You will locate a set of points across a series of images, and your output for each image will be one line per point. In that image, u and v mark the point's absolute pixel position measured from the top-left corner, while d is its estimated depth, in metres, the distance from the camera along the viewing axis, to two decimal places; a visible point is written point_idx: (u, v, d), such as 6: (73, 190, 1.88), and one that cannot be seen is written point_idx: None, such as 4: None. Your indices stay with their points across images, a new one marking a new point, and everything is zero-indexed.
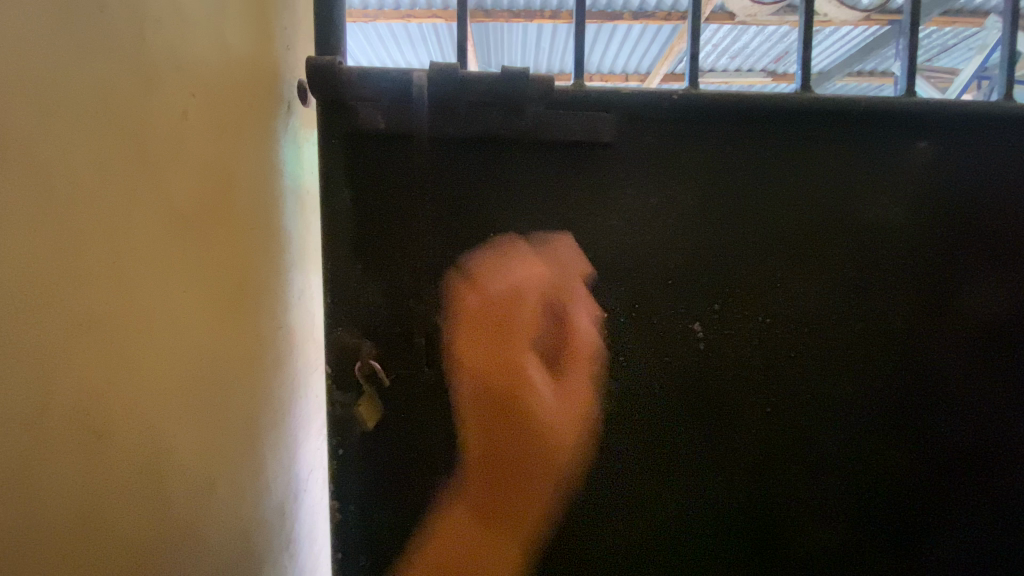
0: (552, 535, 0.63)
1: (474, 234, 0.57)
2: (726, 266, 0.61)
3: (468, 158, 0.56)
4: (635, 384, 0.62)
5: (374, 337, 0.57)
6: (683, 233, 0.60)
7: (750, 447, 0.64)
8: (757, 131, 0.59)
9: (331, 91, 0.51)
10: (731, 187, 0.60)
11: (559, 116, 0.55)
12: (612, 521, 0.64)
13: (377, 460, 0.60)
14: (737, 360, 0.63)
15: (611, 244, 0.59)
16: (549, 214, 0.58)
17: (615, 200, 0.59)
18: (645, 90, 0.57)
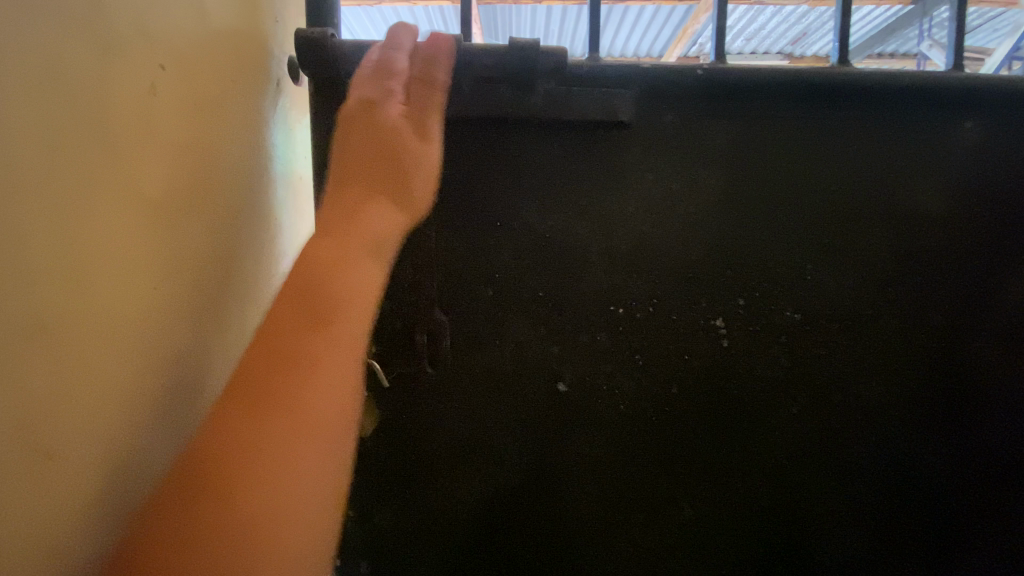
0: (561, 541, 0.60)
1: (480, 222, 0.53)
2: (753, 257, 0.57)
3: (473, 141, 0.51)
4: (652, 384, 0.58)
5: (374, 335, 0.53)
6: (706, 222, 0.56)
7: (775, 450, 0.60)
8: (787, 110, 0.54)
9: (322, 66, 0.46)
10: (759, 171, 0.55)
11: (573, 93, 0.51)
12: (625, 529, 0.60)
13: (379, 464, 0.56)
14: (762, 358, 0.59)
15: (628, 233, 0.55)
16: (562, 201, 0.54)
17: (634, 186, 0.54)
18: (668, 65, 0.52)
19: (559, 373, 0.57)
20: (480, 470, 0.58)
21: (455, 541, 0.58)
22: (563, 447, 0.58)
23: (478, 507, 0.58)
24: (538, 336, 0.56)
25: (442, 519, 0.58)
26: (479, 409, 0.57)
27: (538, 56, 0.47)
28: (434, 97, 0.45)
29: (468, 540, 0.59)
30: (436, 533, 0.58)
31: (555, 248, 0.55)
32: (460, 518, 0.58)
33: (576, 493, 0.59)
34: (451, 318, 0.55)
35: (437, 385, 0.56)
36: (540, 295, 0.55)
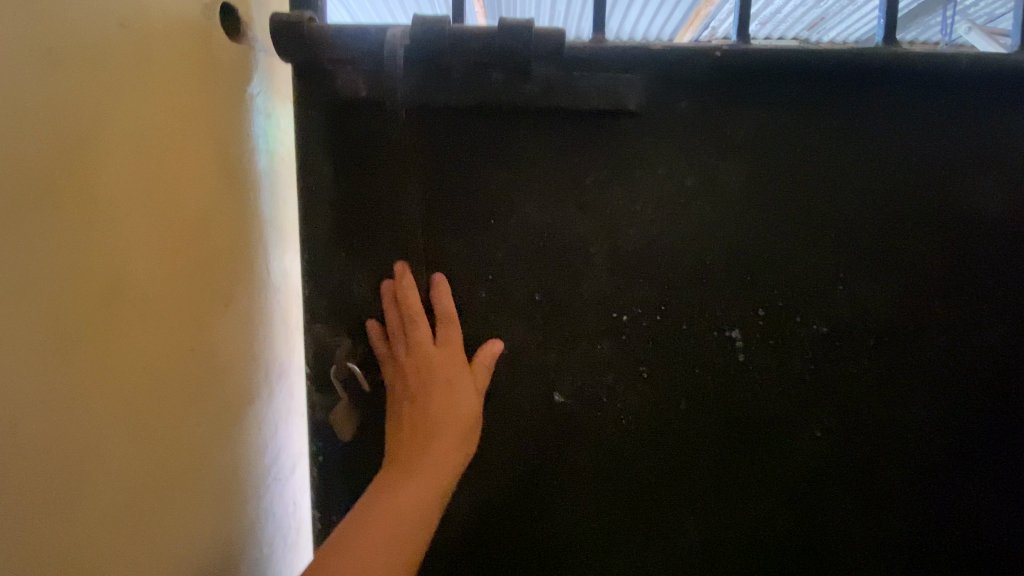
0: (557, 557, 0.56)
1: (473, 219, 0.49)
2: (775, 261, 0.51)
3: (463, 131, 0.48)
4: (660, 397, 0.54)
5: (359, 334, 0.51)
6: (724, 221, 0.50)
7: (796, 476, 0.54)
8: (822, 96, 0.48)
9: (303, 53, 0.44)
10: (784, 166, 0.49)
11: (574, 78, 0.46)
12: (626, 550, 0.56)
13: (361, 475, 0.53)
14: (784, 374, 0.53)
15: (635, 233, 0.50)
16: (562, 197, 0.49)
17: (643, 180, 0.49)
18: (681, 46, 0.46)
19: (556, 382, 0.53)
20: (473, 481, 0.55)
21: (444, 551, 0.55)
22: (560, 460, 0.55)
23: (470, 517, 0.55)
24: (533, 342, 0.52)
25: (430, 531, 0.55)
26: None
27: (536, 35, 0.43)
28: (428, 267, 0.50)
29: (458, 550, 0.56)
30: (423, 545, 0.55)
31: (554, 248, 0.50)
32: (451, 527, 0.55)
33: (572, 509, 0.55)
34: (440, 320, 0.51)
35: None
36: (537, 298, 0.51)
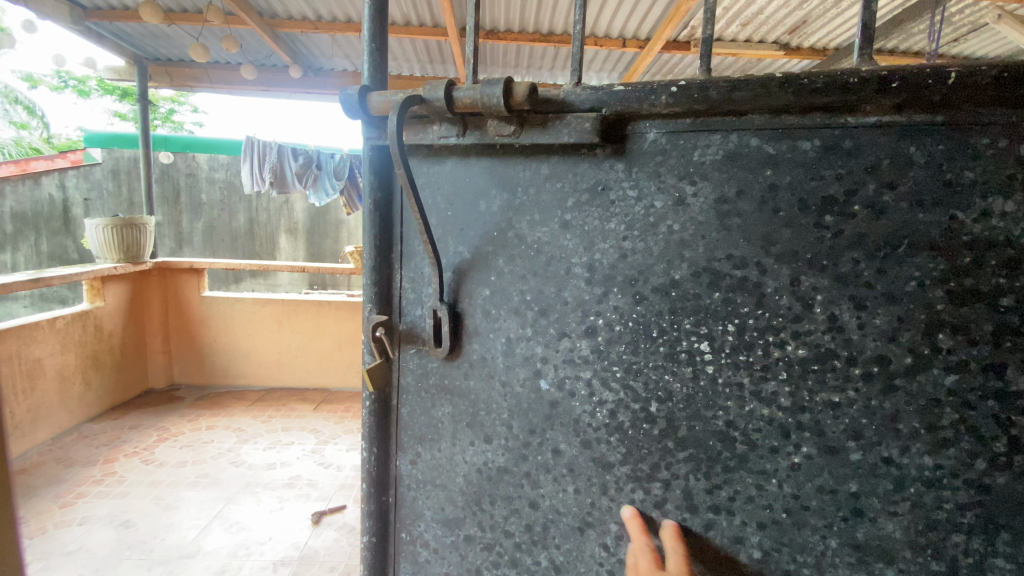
0: (540, 528, 0.65)
1: (481, 230, 0.62)
2: (744, 279, 0.54)
3: (477, 161, 0.62)
4: (631, 398, 0.60)
5: (397, 318, 0.67)
6: (693, 242, 0.56)
7: (770, 500, 0.56)
8: (791, 121, 0.52)
9: (363, 114, 0.62)
10: (753, 186, 0.54)
11: (555, 118, 0.58)
12: (600, 536, 0.63)
13: (394, 419, 0.69)
14: (756, 394, 0.55)
15: (610, 249, 0.59)
16: (550, 215, 0.60)
17: (617, 203, 0.58)
18: (642, 85, 0.55)
19: (542, 371, 0.63)
20: (474, 444, 0.66)
21: (452, 496, 0.67)
22: (544, 443, 0.63)
23: (474, 472, 0.66)
24: (524, 334, 0.63)
25: (441, 480, 0.68)
26: (474, 392, 0.65)
27: (513, 89, 0.56)
28: (454, 267, 0.64)
29: (464, 499, 0.67)
30: (435, 489, 0.68)
31: (541, 257, 0.61)
32: (460, 480, 0.67)
33: (553, 488, 0.64)
34: (455, 311, 0.64)
35: (447, 364, 0.66)
36: (527, 298, 0.62)
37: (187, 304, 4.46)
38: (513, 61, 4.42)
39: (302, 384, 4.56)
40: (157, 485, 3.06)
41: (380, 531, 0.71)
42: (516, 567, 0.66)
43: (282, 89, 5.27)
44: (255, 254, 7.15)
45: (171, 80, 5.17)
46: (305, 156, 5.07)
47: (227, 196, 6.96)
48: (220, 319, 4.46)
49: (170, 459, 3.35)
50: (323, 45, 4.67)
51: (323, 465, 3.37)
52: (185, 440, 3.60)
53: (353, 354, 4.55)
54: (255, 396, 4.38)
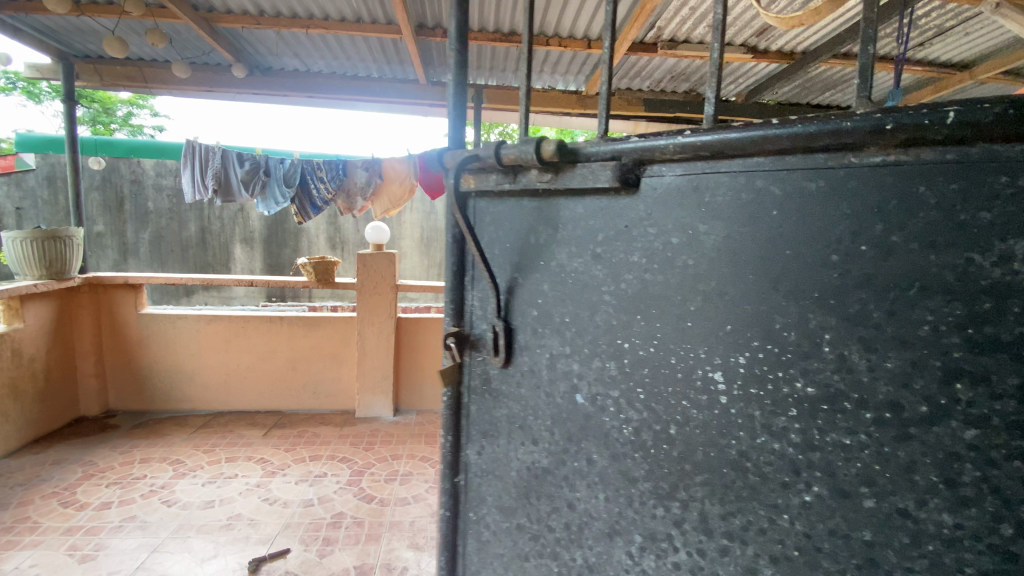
0: (575, 529, 0.82)
1: (540, 257, 0.81)
2: (752, 319, 0.67)
3: (533, 200, 0.81)
4: (653, 419, 0.74)
5: (472, 327, 0.93)
6: (707, 275, 0.69)
7: (782, 535, 0.66)
8: (789, 166, 0.64)
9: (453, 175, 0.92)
10: (757, 236, 0.66)
11: (596, 167, 0.74)
12: (626, 545, 0.77)
13: (464, 415, 0.94)
14: (768, 428, 0.67)
15: (634, 279, 0.73)
16: (585, 252, 0.77)
17: (640, 242, 0.71)
18: (663, 137, 0.70)
19: (577, 388, 0.79)
20: (527, 440, 0.87)
21: (507, 485, 0.90)
22: (579, 451, 0.80)
23: (528, 464, 0.87)
24: (564, 350, 0.80)
25: (497, 471, 0.91)
26: (526, 396, 0.86)
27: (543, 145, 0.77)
28: (511, 291, 0.86)
29: (516, 491, 0.88)
30: (496, 478, 0.91)
31: (575, 283, 0.78)
32: (516, 469, 0.88)
33: (587, 492, 0.80)
34: (509, 322, 0.86)
35: (508, 362, 0.87)
36: (567, 320, 0.79)
37: (121, 323, 4.46)
38: (476, 63, 4.74)
39: (253, 405, 4.66)
40: (73, 532, 2.93)
41: (454, 505, 0.97)
42: (557, 559, 0.85)
43: (226, 89, 5.03)
44: (209, 265, 7.31)
45: (100, 79, 4.85)
46: (252, 162, 5.00)
47: (177, 205, 7.19)
48: (161, 336, 4.49)
49: (94, 501, 3.23)
50: (268, 42, 4.51)
51: (267, 500, 3.32)
52: (112, 476, 3.49)
53: (308, 374, 4.69)
54: (199, 420, 4.44)
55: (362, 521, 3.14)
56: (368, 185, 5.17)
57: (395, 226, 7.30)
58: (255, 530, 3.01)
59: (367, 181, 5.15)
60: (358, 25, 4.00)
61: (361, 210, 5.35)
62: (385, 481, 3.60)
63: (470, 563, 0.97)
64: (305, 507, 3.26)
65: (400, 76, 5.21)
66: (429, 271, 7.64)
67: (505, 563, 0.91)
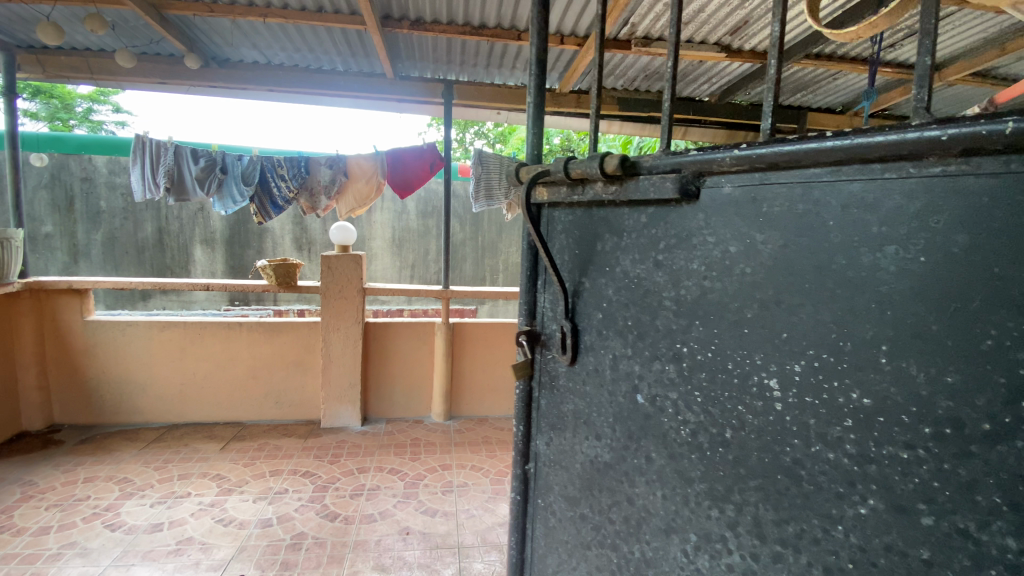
0: (634, 521, 0.92)
1: (601, 266, 0.96)
2: (808, 330, 0.69)
3: (595, 223, 0.98)
4: (708, 422, 0.79)
5: (542, 329, 1.14)
6: (764, 284, 0.72)
7: (836, 547, 0.68)
8: (843, 176, 0.65)
9: (526, 196, 1.11)
10: (812, 250, 0.68)
11: (659, 176, 0.84)
12: (682, 542, 0.84)
13: (535, 407, 1.17)
14: (822, 438, 0.68)
15: (693, 285, 0.80)
16: (645, 257, 0.87)
17: (699, 249, 0.79)
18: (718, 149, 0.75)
19: (638, 389, 0.89)
20: (587, 437, 1.02)
21: (571, 476, 1.07)
22: (639, 449, 0.90)
23: (590, 459, 1.01)
24: (625, 352, 0.92)
25: (561, 463, 1.10)
26: (590, 395, 1.01)
27: (606, 160, 0.89)
28: (572, 303, 1.03)
29: (580, 483, 1.04)
30: (562, 469, 1.09)
31: (640, 290, 0.88)
32: (581, 463, 1.04)
33: (645, 488, 0.90)
34: (573, 326, 1.02)
35: (571, 365, 1.05)
36: (632, 325, 0.90)
37: (67, 331, 4.17)
38: (446, 57, 4.66)
39: (210, 417, 4.40)
40: (9, 561, 2.69)
41: (524, 486, 1.22)
42: (616, 550, 0.96)
43: (180, 82, 4.75)
44: (168, 269, 6.85)
45: (44, 70, 4.54)
46: (207, 159, 4.72)
47: (132, 204, 6.73)
48: (109, 346, 4.20)
49: (32, 525, 2.97)
50: (224, 32, 4.27)
51: (221, 521, 3.10)
52: (52, 499, 3.22)
53: (268, 384, 4.46)
54: (152, 433, 4.18)
55: (325, 541, 2.99)
56: (332, 183, 4.98)
57: (365, 226, 7.10)
58: (207, 555, 2.81)
59: (332, 179, 4.96)
60: (319, 15, 3.80)
61: (325, 209, 5.14)
62: (350, 496, 3.45)
63: (539, 541, 1.18)
64: (261, 528, 3.07)
65: (367, 70, 5.01)
66: (401, 272, 7.48)
67: (568, 549, 1.09)
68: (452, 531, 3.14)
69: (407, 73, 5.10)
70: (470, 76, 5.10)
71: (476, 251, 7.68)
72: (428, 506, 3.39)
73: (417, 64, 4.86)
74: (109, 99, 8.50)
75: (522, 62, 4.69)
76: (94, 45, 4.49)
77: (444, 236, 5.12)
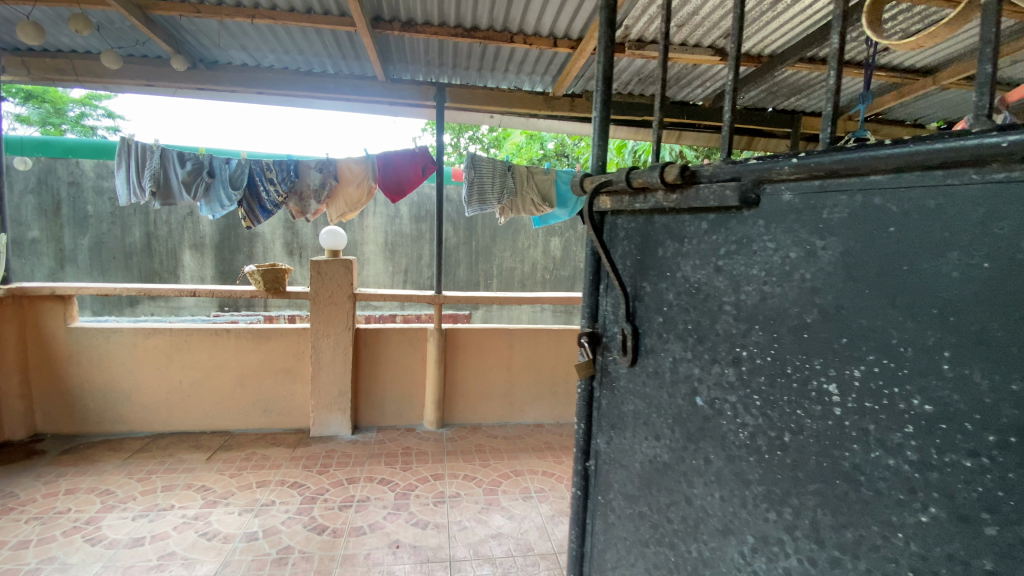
0: (692, 521, 0.93)
1: (660, 271, 0.98)
2: (869, 334, 0.67)
3: (655, 228, 1.01)
4: (767, 425, 0.79)
5: (603, 330, 1.17)
6: (824, 290, 0.72)
7: (896, 554, 0.66)
8: (901, 184, 0.64)
9: (590, 203, 1.16)
10: (870, 255, 0.67)
11: (718, 184, 0.85)
12: (738, 545, 0.84)
13: (596, 406, 1.20)
14: (882, 443, 0.67)
15: (753, 291, 0.80)
16: (705, 262, 0.88)
17: (760, 256, 0.79)
18: (774, 160, 0.76)
19: (697, 391, 0.91)
20: (646, 437, 1.03)
21: (630, 475, 1.08)
22: (698, 450, 0.91)
23: (648, 459, 1.03)
24: (685, 355, 0.93)
25: (620, 461, 1.12)
26: (649, 396, 1.03)
27: (667, 169, 0.92)
28: (632, 305, 1.05)
29: (639, 482, 1.06)
30: (621, 468, 1.11)
31: (700, 294, 0.90)
32: (639, 462, 1.05)
33: (703, 490, 0.90)
34: (633, 329, 1.05)
35: (631, 367, 1.07)
36: (692, 329, 0.91)
37: (51, 339, 4.02)
38: (438, 58, 4.59)
39: (198, 426, 4.26)
40: None
41: (584, 483, 1.25)
42: (673, 549, 0.97)
43: (167, 85, 4.65)
44: (155, 275, 6.66)
45: (28, 72, 4.43)
46: (195, 162, 4.61)
47: (120, 209, 6.53)
48: (92, 353, 4.05)
49: (10, 539, 2.83)
50: (211, 33, 4.18)
51: (205, 535, 2.97)
52: (33, 511, 3.08)
53: (257, 392, 4.34)
54: (136, 444, 4.00)
55: (312, 555, 2.89)
56: (322, 186, 4.86)
57: (356, 230, 7.02)
58: (188, 571, 2.69)
59: (322, 183, 4.85)
60: (309, 16, 3.75)
61: (315, 213, 5.04)
62: (339, 508, 3.35)
63: (598, 538, 1.21)
64: (247, 541, 2.95)
65: (358, 73, 4.95)
66: (394, 278, 7.39)
67: (626, 547, 1.10)
68: (444, 544, 3.06)
69: (399, 76, 5.05)
70: (463, 79, 5.06)
71: (469, 256, 7.65)
72: (419, 518, 3.31)
73: (409, 67, 4.82)
74: (99, 103, 8.35)
75: (516, 65, 4.68)
76: (80, 46, 4.38)
77: (437, 240, 5.05)
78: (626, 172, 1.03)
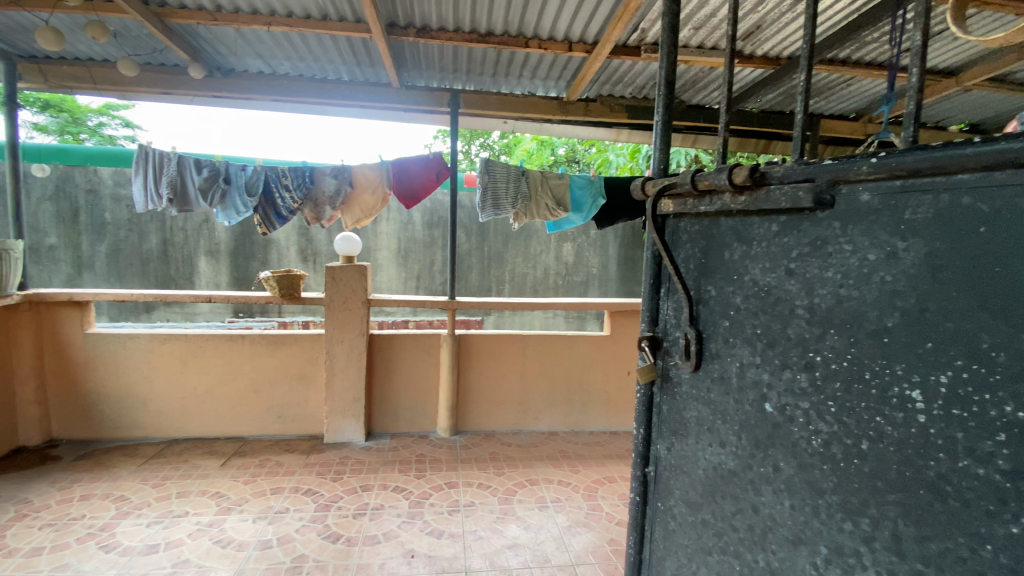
0: (760, 529, 0.89)
1: (727, 273, 0.95)
2: (955, 335, 0.63)
3: (720, 231, 0.97)
4: (842, 433, 0.75)
5: (664, 334, 1.14)
6: (905, 292, 0.67)
7: (985, 568, 0.61)
8: (992, 181, 0.59)
9: (652, 206, 1.13)
10: (956, 252, 0.62)
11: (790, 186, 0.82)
12: (811, 555, 0.80)
13: (656, 411, 1.17)
14: (970, 452, 0.62)
15: (828, 293, 0.77)
16: (776, 264, 0.85)
17: (835, 257, 0.76)
18: (848, 161, 0.73)
19: (767, 397, 0.87)
20: (711, 443, 1.00)
21: (693, 482, 1.04)
22: (766, 458, 0.87)
23: (713, 466, 0.99)
24: (753, 360, 0.90)
25: (681, 467, 1.08)
26: (714, 401, 0.99)
27: (734, 171, 0.89)
28: (696, 308, 1.02)
29: (702, 489, 1.02)
30: (683, 474, 1.08)
31: (771, 297, 0.86)
32: (703, 469, 1.02)
33: (772, 498, 0.86)
34: (697, 333, 1.01)
35: (694, 373, 1.04)
36: (762, 333, 0.88)
37: (67, 345, 4.04)
38: (452, 65, 4.60)
39: (214, 432, 4.26)
40: None
41: (643, 489, 1.22)
42: (739, 558, 0.93)
43: (183, 92, 4.68)
44: (172, 281, 6.73)
45: (48, 81, 4.49)
46: (212, 169, 4.64)
47: (137, 216, 6.61)
48: (107, 359, 4.07)
49: (25, 545, 2.82)
50: (227, 40, 4.21)
51: (218, 543, 2.94)
52: (48, 517, 3.07)
53: (272, 398, 4.33)
54: (152, 449, 4.01)
55: (325, 564, 2.84)
56: (337, 193, 4.88)
57: (370, 237, 7.05)
58: None
59: (336, 189, 4.87)
60: (324, 22, 3.75)
61: (329, 219, 5.03)
62: (353, 516, 3.30)
63: (657, 546, 1.17)
64: (261, 550, 2.91)
65: (372, 80, 4.96)
66: (406, 283, 7.39)
67: (687, 554, 1.06)
68: (458, 554, 3.00)
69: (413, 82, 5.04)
70: (476, 85, 5.05)
71: (482, 261, 7.65)
72: (433, 527, 3.26)
73: (423, 73, 4.81)
74: (119, 114, 8.48)
75: (531, 70, 4.67)
76: (99, 55, 4.44)
77: (451, 246, 5.03)
78: (691, 174, 1.01)
